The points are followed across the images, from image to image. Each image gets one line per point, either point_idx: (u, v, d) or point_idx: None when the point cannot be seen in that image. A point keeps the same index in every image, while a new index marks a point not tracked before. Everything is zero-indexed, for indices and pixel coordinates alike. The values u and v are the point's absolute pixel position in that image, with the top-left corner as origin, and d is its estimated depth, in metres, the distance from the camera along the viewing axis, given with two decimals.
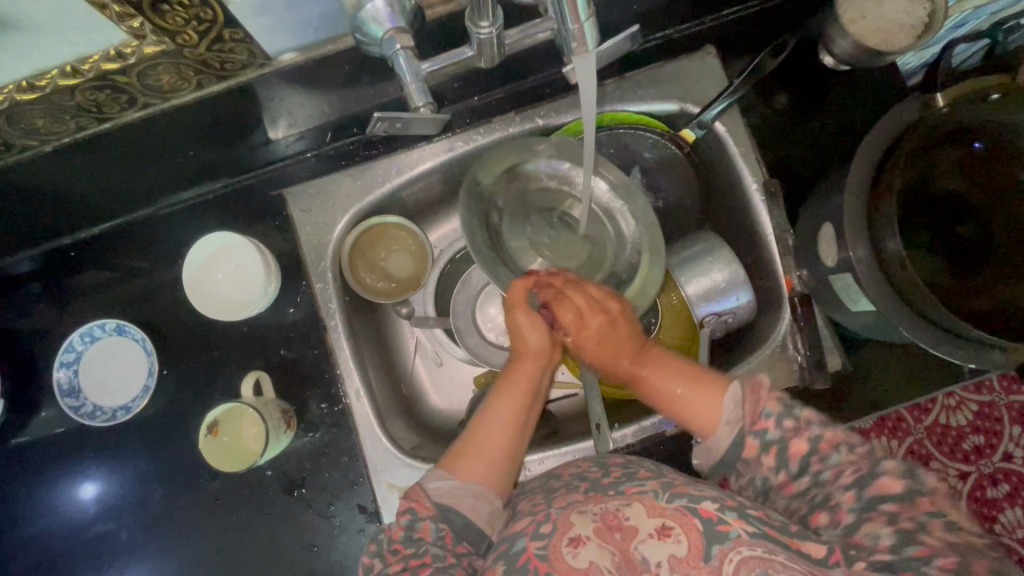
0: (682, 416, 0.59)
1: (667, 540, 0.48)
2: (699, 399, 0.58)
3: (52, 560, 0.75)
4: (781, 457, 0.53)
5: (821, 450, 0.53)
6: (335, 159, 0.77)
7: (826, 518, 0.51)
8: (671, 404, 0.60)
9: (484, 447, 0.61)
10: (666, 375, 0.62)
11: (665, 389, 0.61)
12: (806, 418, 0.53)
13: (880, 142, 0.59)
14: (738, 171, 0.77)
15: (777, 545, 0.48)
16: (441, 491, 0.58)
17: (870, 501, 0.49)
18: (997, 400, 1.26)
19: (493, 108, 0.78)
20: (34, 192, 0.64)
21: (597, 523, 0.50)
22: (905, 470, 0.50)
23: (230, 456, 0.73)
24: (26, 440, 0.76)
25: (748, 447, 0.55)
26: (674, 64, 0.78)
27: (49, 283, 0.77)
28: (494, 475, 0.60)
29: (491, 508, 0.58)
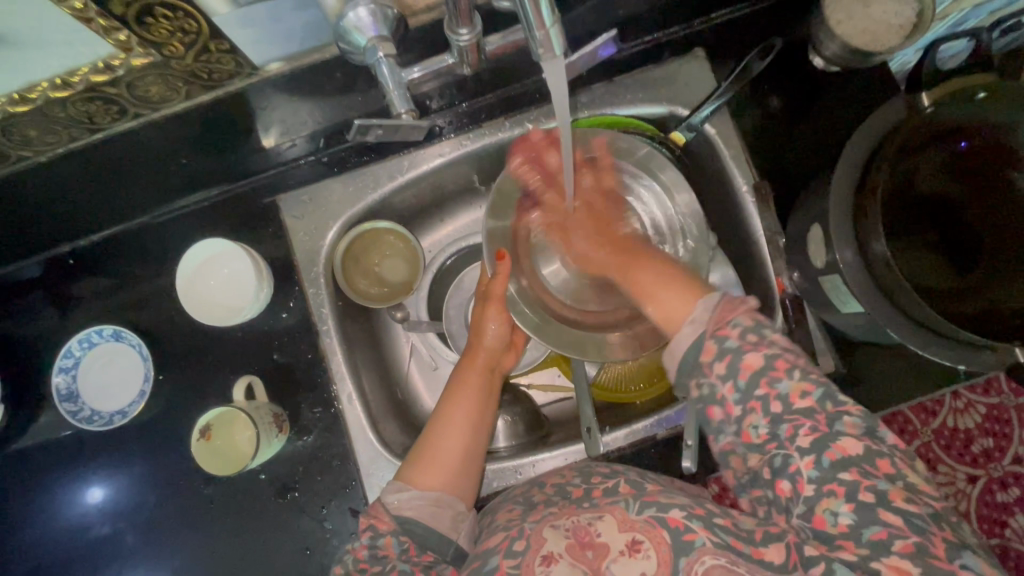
0: (657, 314, 0.61)
1: (637, 555, 0.49)
2: (682, 304, 0.59)
3: (51, 562, 0.77)
4: (732, 367, 0.52)
5: (773, 371, 0.52)
6: (328, 166, 0.79)
7: (788, 486, 0.50)
8: (652, 298, 0.62)
9: (441, 452, 0.64)
10: (648, 279, 0.64)
11: (647, 293, 0.63)
12: (728, 350, 0.53)
13: (866, 142, 0.59)
14: (729, 173, 0.77)
15: (740, 556, 0.49)
16: (401, 503, 0.60)
17: (830, 469, 0.49)
18: (1006, 402, 1.24)
19: (482, 112, 0.79)
20: (30, 200, 0.66)
21: (569, 540, 0.51)
22: (827, 444, 0.49)
23: (224, 458, 0.74)
24: (23, 445, 0.78)
25: (704, 350, 0.54)
26: (664, 69, 0.79)
27: (51, 290, 0.79)
28: (452, 480, 0.63)
29: (455, 511, 0.61)
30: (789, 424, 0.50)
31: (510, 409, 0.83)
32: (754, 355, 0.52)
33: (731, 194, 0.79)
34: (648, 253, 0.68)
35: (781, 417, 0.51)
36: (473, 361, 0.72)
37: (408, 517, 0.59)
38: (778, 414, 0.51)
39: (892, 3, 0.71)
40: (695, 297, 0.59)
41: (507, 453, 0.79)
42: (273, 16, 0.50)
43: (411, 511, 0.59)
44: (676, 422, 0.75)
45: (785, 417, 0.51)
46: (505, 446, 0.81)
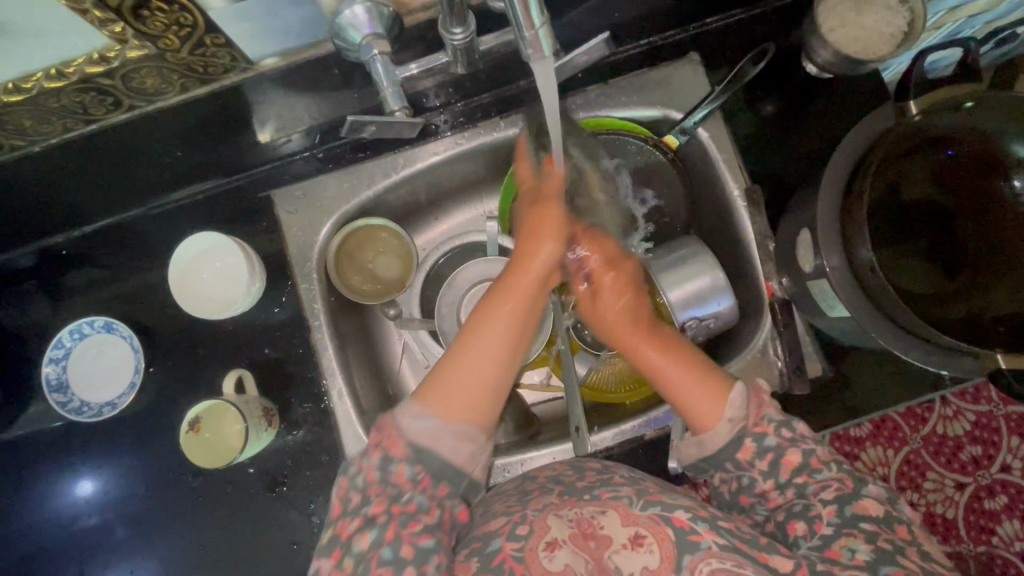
0: (680, 410, 0.61)
1: (640, 550, 0.50)
2: (710, 399, 0.59)
3: (38, 552, 0.77)
4: (773, 462, 0.56)
5: (813, 466, 0.56)
6: (324, 162, 0.80)
7: (803, 528, 0.53)
8: (680, 395, 0.61)
9: (469, 379, 0.55)
10: (670, 371, 0.62)
11: (672, 388, 0.61)
12: (768, 447, 0.57)
13: (853, 145, 0.60)
14: (721, 177, 0.78)
15: (747, 558, 0.49)
16: (417, 426, 0.53)
17: (851, 519, 0.52)
18: (994, 411, 1.26)
19: (477, 111, 0.79)
20: (25, 190, 0.66)
21: (573, 529, 0.51)
22: (849, 499, 0.53)
23: (212, 453, 0.75)
24: (12, 435, 0.78)
25: (743, 448, 0.57)
26: (658, 72, 0.79)
27: (42, 280, 0.79)
28: (478, 413, 0.55)
29: (473, 448, 0.54)
30: (814, 485, 0.55)
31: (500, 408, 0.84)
32: (789, 447, 0.57)
33: (722, 197, 0.79)
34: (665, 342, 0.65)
35: (810, 484, 0.55)
36: (522, 270, 0.61)
37: (422, 447, 0.53)
38: (808, 490, 0.55)
39: (884, 11, 0.72)
40: (726, 394, 0.59)
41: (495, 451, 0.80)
42: (270, 12, 0.50)
43: (427, 440, 0.53)
44: (664, 423, 0.76)
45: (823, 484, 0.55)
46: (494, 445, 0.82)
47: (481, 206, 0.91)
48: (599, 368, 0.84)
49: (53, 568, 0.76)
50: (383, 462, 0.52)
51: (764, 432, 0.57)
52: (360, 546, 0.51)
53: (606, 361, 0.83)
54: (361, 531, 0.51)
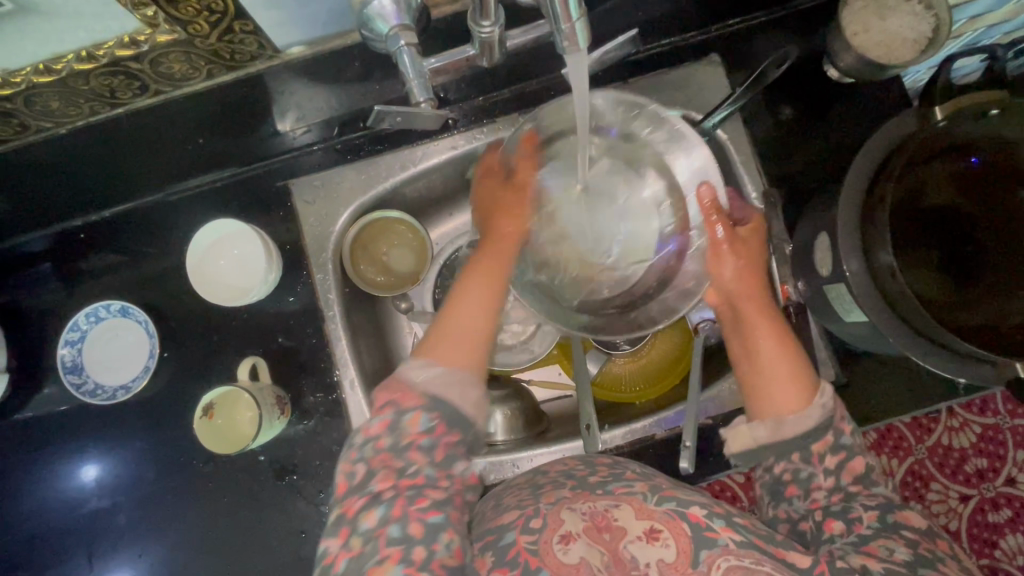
0: (762, 393, 0.58)
1: (656, 543, 0.50)
2: (802, 389, 0.57)
3: (48, 533, 0.77)
4: (840, 464, 0.56)
5: (868, 478, 0.57)
6: (342, 154, 0.80)
7: (841, 527, 0.53)
8: (773, 376, 0.58)
9: (464, 329, 0.57)
10: (773, 353, 0.59)
11: (769, 371, 0.58)
12: (843, 445, 0.56)
13: (878, 148, 0.60)
14: (739, 179, 0.78)
15: (764, 555, 0.50)
16: (425, 377, 0.54)
17: (891, 526, 0.52)
18: (1001, 423, 1.25)
19: (496, 106, 0.79)
20: (47, 173, 0.66)
21: (587, 522, 0.51)
22: (894, 509, 0.54)
23: (223, 437, 0.75)
24: (25, 416, 0.78)
25: (821, 439, 0.56)
26: (678, 73, 0.79)
27: (58, 263, 0.80)
28: (476, 358, 0.57)
29: (481, 394, 0.56)
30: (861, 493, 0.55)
31: (508, 404, 0.84)
32: (857, 454, 0.57)
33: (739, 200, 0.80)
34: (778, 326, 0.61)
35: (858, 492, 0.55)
36: (494, 242, 0.66)
37: (434, 392, 0.53)
38: (860, 497, 0.55)
39: (909, 17, 0.72)
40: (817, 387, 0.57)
41: (505, 447, 0.80)
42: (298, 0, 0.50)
43: (439, 387, 0.54)
44: (674, 424, 0.76)
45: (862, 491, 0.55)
46: (504, 440, 0.81)
47: None
48: (610, 367, 0.84)
49: (62, 550, 0.77)
50: (396, 416, 0.52)
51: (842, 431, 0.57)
52: (365, 525, 0.48)
53: (618, 360, 0.84)
54: (368, 508, 0.49)
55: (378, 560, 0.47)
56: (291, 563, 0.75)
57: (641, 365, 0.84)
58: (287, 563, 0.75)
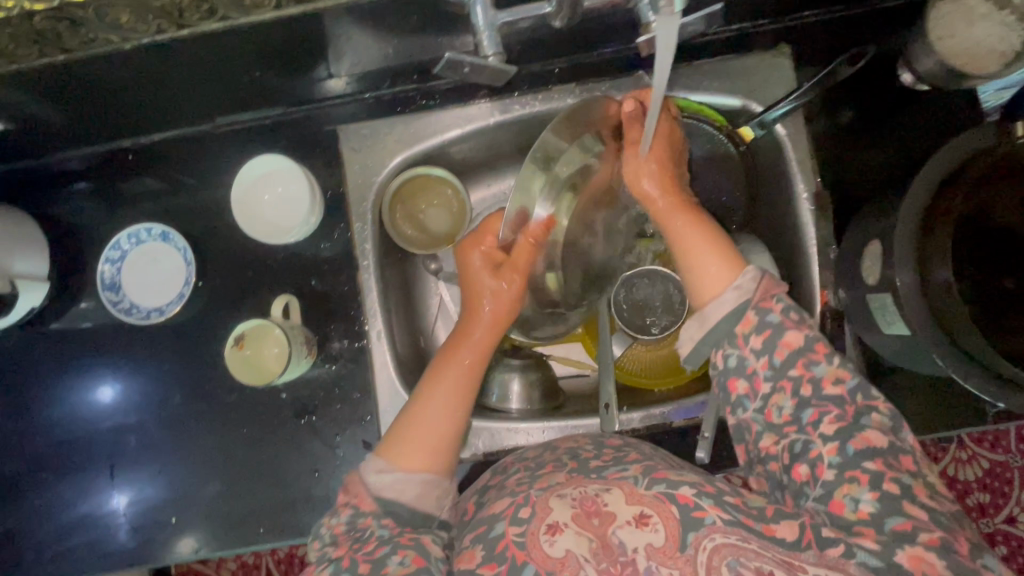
0: (692, 280, 0.61)
1: (645, 528, 0.47)
2: (719, 269, 0.60)
3: (73, 441, 0.80)
4: (770, 343, 0.56)
5: (812, 354, 0.56)
6: (393, 105, 0.80)
7: (806, 471, 0.53)
8: (693, 263, 0.61)
9: (422, 431, 0.60)
10: (690, 241, 0.62)
11: (689, 258, 0.62)
12: (770, 322, 0.57)
13: (948, 160, 0.58)
14: (791, 177, 0.76)
15: (751, 532, 0.48)
16: (384, 484, 0.58)
17: (854, 458, 0.51)
18: (1011, 461, 1.23)
19: (553, 75, 0.77)
20: (99, 99, 0.66)
21: (575, 509, 0.49)
22: (851, 433, 0.52)
23: (257, 371, 0.74)
24: (63, 326, 0.81)
25: (744, 320, 0.58)
26: (744, 60, 0.77)
27: (105, 184, 0.82)
28: (434, 458, 0.60)
29: (440, 492, 0.59)
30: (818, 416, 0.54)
31: (529, 375, 0.84)
32: (789, 328, 0.56)
33: (789, 198, 0.78)
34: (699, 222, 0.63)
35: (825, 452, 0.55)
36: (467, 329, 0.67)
37: (390, 501, 0.58)
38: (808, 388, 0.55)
39: (999, 27, 0.67)
40: (736, 268, 0.60)
41: (518, 416, 0.80)
42: None
43: (387, 492, 0.58)
44: (689, 415, 0.76)
45: (812, 403, 0.54)
46: (518, 409, 0.82)
47: None
48: (631, 351, 0.83)
49: (84, 459, 0.80)
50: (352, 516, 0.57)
51: (770, 307, 0.58)
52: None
53: (638, 346, 0.83)
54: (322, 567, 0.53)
55: None
56: (300, 503, 0.76)
57: (662, 353, 0.84)
58: (296, 500, 0.76)
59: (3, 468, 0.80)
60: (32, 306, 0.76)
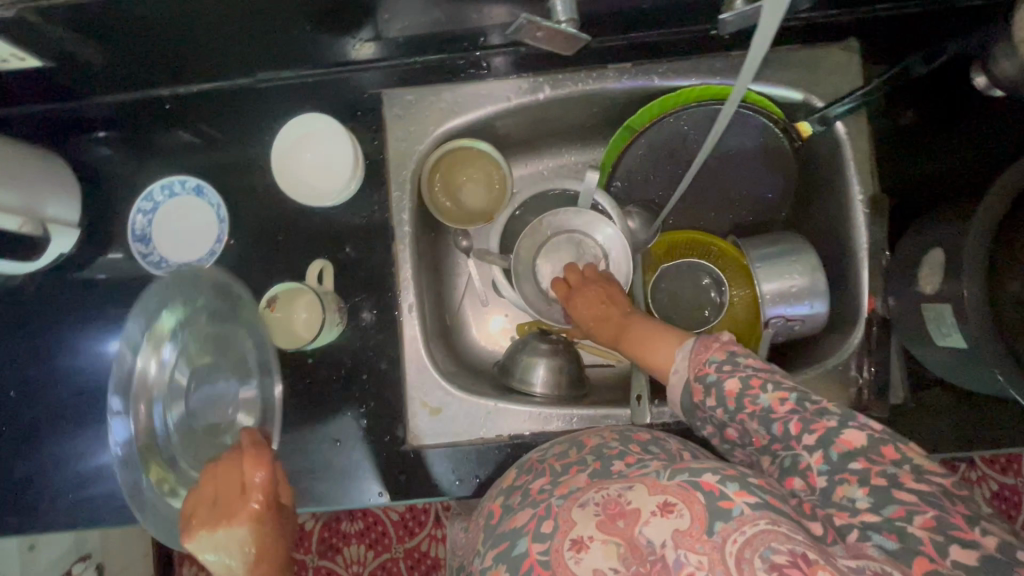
0: (653, 371, 0.65)
1: (670, 515, 0.42)
2: (664, 355, 0.63)
3: (95, 391, 0.79)
4: (719, 398, 0.54)
5: (751, 390, 0.52)
6: (437, 70, 0.76)
7: (800, 484, 0.48)
8: (647, 359, 0.66)
9: None
10: (643, 334, 0.68)
11: (643, 350, 0.66)
12: (711, 384, 0.55)
13: None
14: (846, 176, 0.73)
15: (779, 514, 0.42)
16: None
17: (839, 462, 0.47)
18: (1020, 484, 1.21)
19: (609, 54, 0.74)
20: (134, 44, 0.62)
21: (598, 515, 0.44)
22: (831, 439, 0.48)
23: (280, 333, 0.75)
24: (88, 275, 0.80)
25: (694, 392, 0.57)
26: (809, 52, 0.74)
27: (139, 133, 0.80)
28: None
29: None
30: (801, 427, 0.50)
31: (559, 359, 0.79)
32: (728, 377, 0.54)
33: (841, 198, 0.75)
34: (642, 318, 0.70)
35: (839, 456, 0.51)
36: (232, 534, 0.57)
37: None
38: (761, 421, 0.51)
39: None
40: (677, 344, 0.63)
41: (543, 401, 0.77)
42: None
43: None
44: None
45: (775, 417, 0.50)
46: (543, 393, 0.78)
47: (574, 155, 0.88)
48: None
49: (104, 410, 0.79)
50: None
51: (706, 372, 0.56)
52: None
53: None
54: None
55: None
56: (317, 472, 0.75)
57: None
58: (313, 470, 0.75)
59: (22, 414, 0.79)
60: (60, 251, 0.76)
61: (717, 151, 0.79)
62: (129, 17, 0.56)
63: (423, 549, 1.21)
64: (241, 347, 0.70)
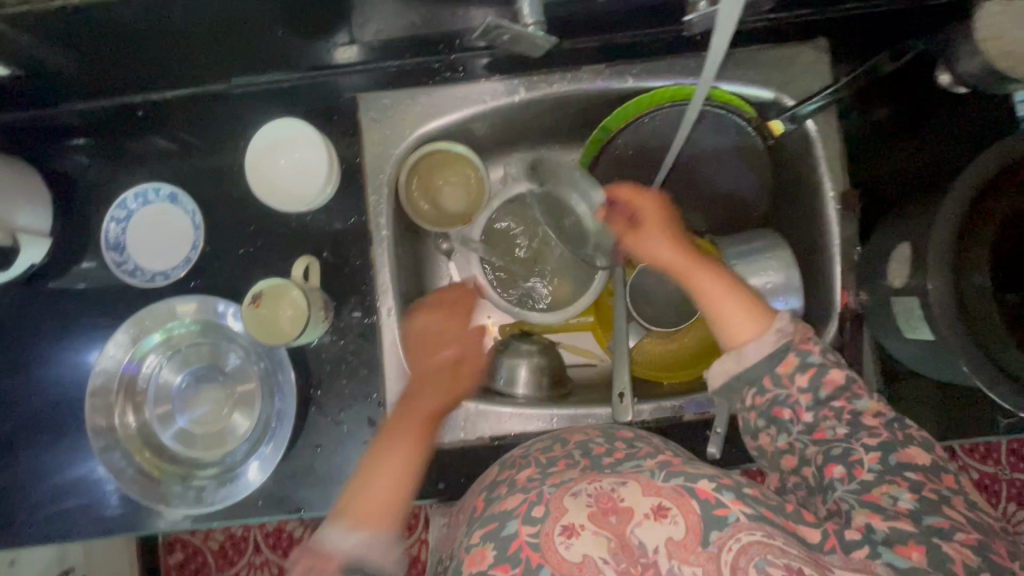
0: (716, 324, 0.59)
1: (664, 521, 0.42)
2: (745, 320, 0.57)
3: (71, 402, 0.78)
4: (815, 381, 0.55)
5: (854, 392, 0.55)
6: (415, 76, 0.77)
7: (841, 471, 0.51)
8: (717, 313, 0.58)
9: (373, 491, 0.55)
10: (711, 283, 0.59)
11: (712, 303, 0.58)
12: (812, 364, 0.55)
13: (1001, 156, 0.55)
14: (817, 174, 0.75)
15: (775, 527, 0.45)
16: (341, 546, 0.53)
17: (896, 467, 0.51)
18: (1000, 473, 1.20)
19: (582, 55, 0.75)
20: (104, 53, 0.62)
21: (591, 508, 0.43)
22: (896, 447, 0.52)
23: (268, 332, 0.71)
24: (61, 286, 0.79)
25: (784, 363, 0.56)
26: (780, 51, 0.75)
27: (110, 140, 0.79)
28: (384, 518, 0.54)
29: (395, 555, 0.54)
30: (858, 425, 0.53)
31: (538, 361, 0.80)
32: (832, 367, 0.55)
33: (813, 195, 0.76)
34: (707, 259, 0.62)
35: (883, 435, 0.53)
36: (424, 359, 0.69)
37: (353, 554, 0.52)
38: (848, 427, 0.53)
39: None
40: (760, 315, 0.57)
41: (524, 402, 0.77)
42: None
43: (360, 554, 0.52)
44: (703, 409, 0.75)
45: (863, 427, 0.53)
46: (524, 394, 0.78)
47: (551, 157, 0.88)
48: (643, 345, 0.82)
49: (78, 421, 0.78)
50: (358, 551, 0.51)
51: (810, 350, 0.56)
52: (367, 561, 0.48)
53: (651, 336, 0.82)
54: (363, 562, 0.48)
55: None
56: (300, 475, 0.75)
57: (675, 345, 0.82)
58: (296, 472, 0.75)
59: None
60: (31, 263, 0.75)
61: (691, 149, 0.80)
62: (99, 28, 0.57)
63: (413, 553, 1.21)
64: (222, 354, 0.77)
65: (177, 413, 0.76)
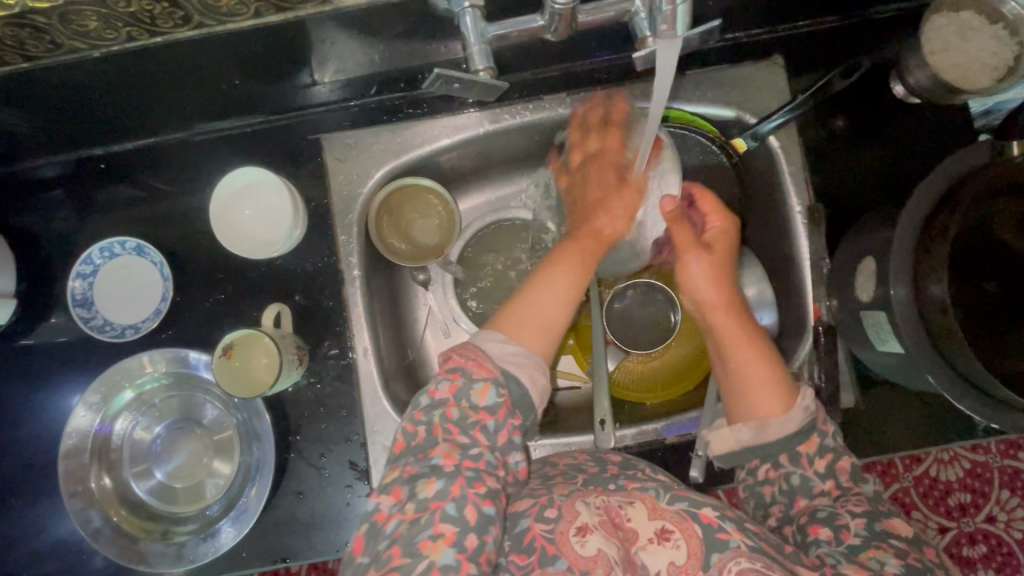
0: (734, 399, 0.58)
1: (666, 544, 0.47)
2: (771, 401, 0.56)
3: (44, 463, 0.77)
4: (830, 466, 0.56)
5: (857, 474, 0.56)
6: (376, 113, 0.77)
7: (828, 534, 0.51)
8: (741, 384, 0.58)
9: (540, 310, 0.58)
10: (742, 358, 0.58)
11: (738, 376, 0.58)
12: (828, 449, 0.56)
13: (955, 170, 0.58)
14: (784, 189, 0.75)
15: (774, 561, 0.46)
16: (497, 351, 0.56)
17: (879, 533, 0.50)
18: (991, 461, 1.09)
19: (544, 84, 0.76)
20: (66, 109, 0.62)
21: (601, 516, 0.48)
22: (880, 517, 0.51)
23: (240, 382, 0.72)
24: (28, 344, 0.78)
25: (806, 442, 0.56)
26: (736, 70, 0.76)
27: (72, 192, 0.78)
28: (541, 341, 0.57)
29: (544, 378, 0.57)
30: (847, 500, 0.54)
31: None
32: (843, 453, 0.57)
33: (780, 210, 0.77)
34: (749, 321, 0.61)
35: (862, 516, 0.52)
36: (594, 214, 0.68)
37: (505, 364, 0.55)
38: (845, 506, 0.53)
39: (992, 41, 0.65)
40: (784, 393, 0.56)
41: None
42: None
43: (514, 364, 0.55)
44: (685, 431, 0.75)
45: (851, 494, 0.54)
46: None
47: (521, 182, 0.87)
48: (626, 366, 0.81)
49: (53, 481, 0.77)
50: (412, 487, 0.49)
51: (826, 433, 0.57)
52: (424, 493, 0.48)
53: (634, 359, 0.81)
54: (427, 478, 0.49)
55: (432, 535, 0.46)
56: (282, 523, 0.74)
57: (657, 364, 0.81)
58: (279, 521, 0.74)
59: None
60: None
61: None
62: (57, 87, 0.57)
63: None
64: (198, 406, 0.76)
65: (156, 469, 0.75)
